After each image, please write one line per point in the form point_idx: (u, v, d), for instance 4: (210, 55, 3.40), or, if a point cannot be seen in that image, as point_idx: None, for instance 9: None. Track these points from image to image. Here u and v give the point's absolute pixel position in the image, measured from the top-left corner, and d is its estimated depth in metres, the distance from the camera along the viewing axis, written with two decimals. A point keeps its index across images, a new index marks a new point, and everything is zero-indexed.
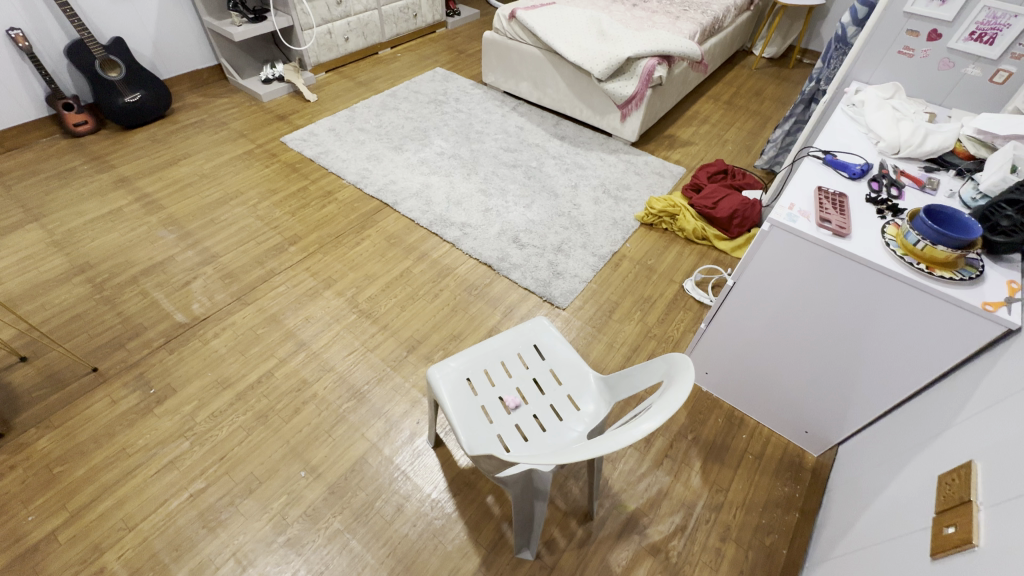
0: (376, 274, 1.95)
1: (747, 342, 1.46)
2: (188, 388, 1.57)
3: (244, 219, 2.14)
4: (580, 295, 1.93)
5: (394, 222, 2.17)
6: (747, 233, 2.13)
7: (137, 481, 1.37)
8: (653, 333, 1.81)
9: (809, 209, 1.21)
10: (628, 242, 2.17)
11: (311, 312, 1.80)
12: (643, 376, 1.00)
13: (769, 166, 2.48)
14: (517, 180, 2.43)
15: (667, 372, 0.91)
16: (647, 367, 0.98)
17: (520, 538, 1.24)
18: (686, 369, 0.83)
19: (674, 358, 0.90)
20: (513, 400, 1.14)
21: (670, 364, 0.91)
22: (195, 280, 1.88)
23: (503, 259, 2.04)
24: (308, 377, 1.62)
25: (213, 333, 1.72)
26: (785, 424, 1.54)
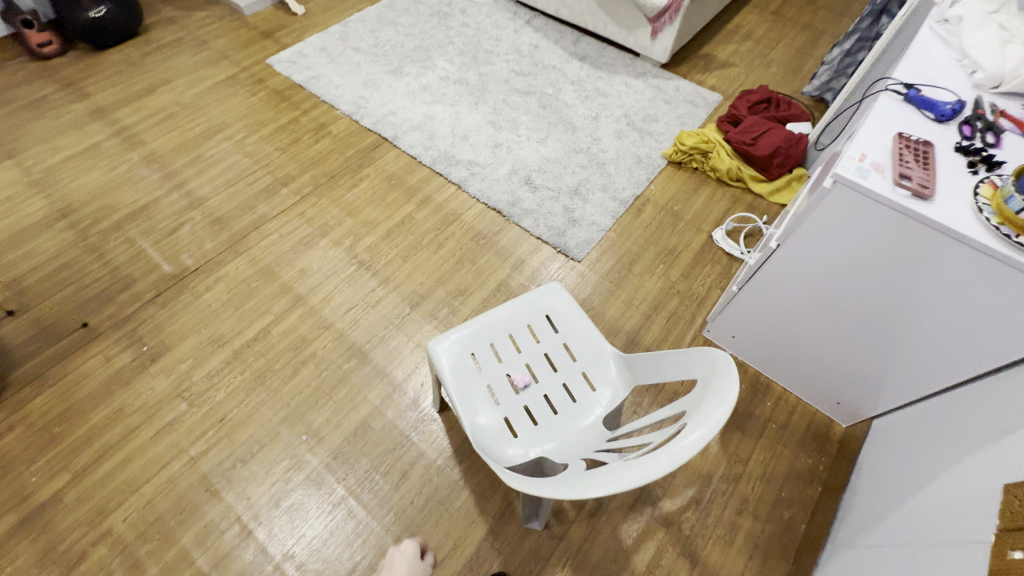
0: (375, 221, 1.79)
1: (784, 310, 1.31)
2: (183, 347, 1.49)
3: (231, 156, 1.95)
4: (597, 246, 1.76)
5: (394, 161, 1.97)
6: (786, 176, 1.91)
7: (138, 443, 1.34)
8: (675, 289, 1.67)
9: (885, 161, 1.00)
10: (653, 183, 1.95)
11: (307, 263, 1.68)
12: (674, 365, 0.87)
13: (819, 93, 2.18)
14: (530, 110, 2.17)
15: (704, 370, 0.78)
16: (680, 359, 0.84)
17: (527, 511, 1.19)
18: (727, 373, 0.69)
19: (714, 356, 0.75)
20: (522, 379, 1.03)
21: (707, 361, 0.77)
22: (183, 226, 1.75)
23: (514, 203, 1.85)
24: (307, 335, 1.53)
25: (205, 286, 1.61)
26: (814, 394, 1.43)
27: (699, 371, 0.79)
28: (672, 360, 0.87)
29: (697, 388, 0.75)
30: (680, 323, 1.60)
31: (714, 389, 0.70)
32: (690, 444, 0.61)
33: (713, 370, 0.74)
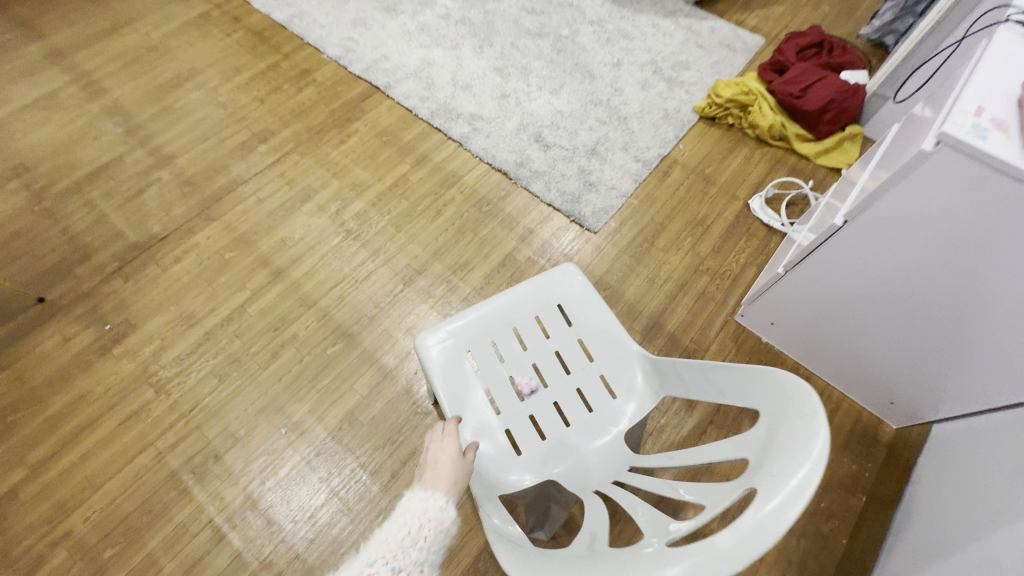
0: (365, 184, 1.58)
1: (841, 297, 1.11)
2: (150, 326, 1.34)
3: (203, 108, 1.72)
4: (616, 214, 1.55)
5: (386, 114, 1.73)
6: (837, 134, 1.65)
7: (100, 434, 1.20)
8: (705, 266, 1.46)
9: (1008, 117, 0.76)
10: (682, 142, 1.70)
11: (288, 232, 1.49)
12: (725, 383, 0.69)
13: (879, 36, 1.88)
14: (543, 55, 1.89)
15: (769, 397, 0.59)
16: (737, 378, 0.66)
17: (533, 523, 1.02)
18: (809, 412, 0.50)
19: (786, 382, 0.57)
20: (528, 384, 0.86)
21: (777, 388, 0.58)
22: (149, 188, 1.56)
23: (523, 164, 1.63)
24: (287, 314, 1.37)
25: (174, 257, 1.44)
26: (863, 391, 1.25)
27: (763, 400, 0.60)
28: (723, 378, 0.68)
29: (763, 425, 0.57)
30: (709, 306, 1.40)
31: (790, 433, 0.51)
32: (768, 522, 0.43)
33: (786, 405, 0.55)
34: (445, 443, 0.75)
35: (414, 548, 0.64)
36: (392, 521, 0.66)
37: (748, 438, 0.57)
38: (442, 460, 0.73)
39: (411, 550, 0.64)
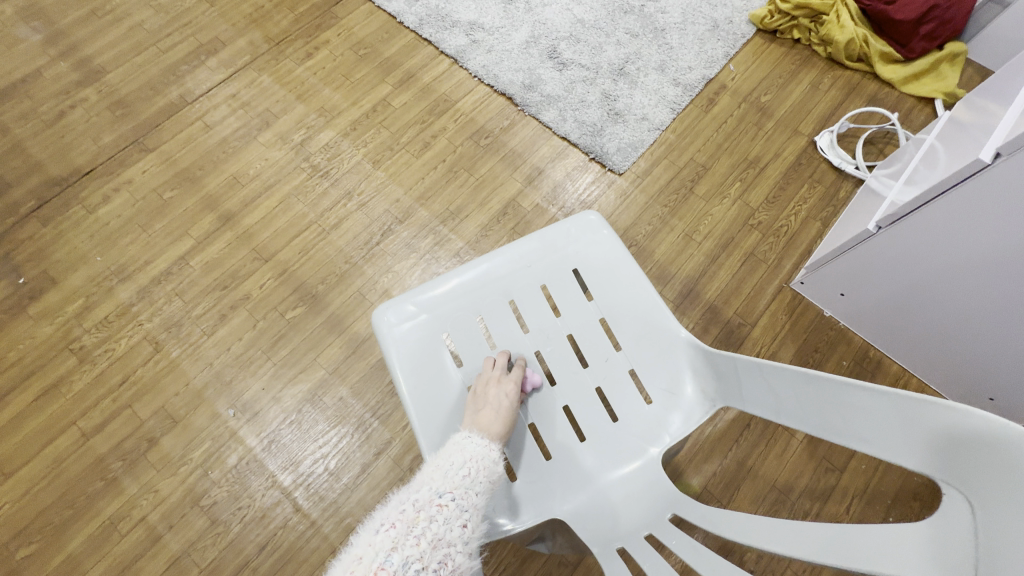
0: (336, 109, 1.28)
1: (955, 270, 0.83)
2: (73, 280, 1.10)
3: (139, 10, 1.40)
4: (647, 151, 1.24)
5: (364, 21, 1.40)
6: (934, 53, 1.29)
7: (13, 411, 1.00)
8: (756, 220, 1.17)
9: None
10: (733, 62, 1.36)
11: (241, 168, 1.21)
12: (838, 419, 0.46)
13: None
14: None
15: (964, 471, 0.37)
16: (868, 417, 0.43)
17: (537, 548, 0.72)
18: None
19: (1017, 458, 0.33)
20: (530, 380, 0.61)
21: (1001, 465, 0.34)
22: (74, 110, 1.27)
23: (532, 86, 1.30)
24: (239, 269, 1.12)
25: (102, 197, 1.18)
26: (952, 382, 1.00)
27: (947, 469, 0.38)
28: (856, 415, 0.44)
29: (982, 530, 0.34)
30: (759, 270, 1.13)
31: None
32: None
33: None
34: (506, 382, 0.60)
35: (476, 489, 0.51)
36: (443, 454, 0.53)
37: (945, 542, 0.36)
38: (503, 403, 0.58)
39: (474, 491, 0.50)
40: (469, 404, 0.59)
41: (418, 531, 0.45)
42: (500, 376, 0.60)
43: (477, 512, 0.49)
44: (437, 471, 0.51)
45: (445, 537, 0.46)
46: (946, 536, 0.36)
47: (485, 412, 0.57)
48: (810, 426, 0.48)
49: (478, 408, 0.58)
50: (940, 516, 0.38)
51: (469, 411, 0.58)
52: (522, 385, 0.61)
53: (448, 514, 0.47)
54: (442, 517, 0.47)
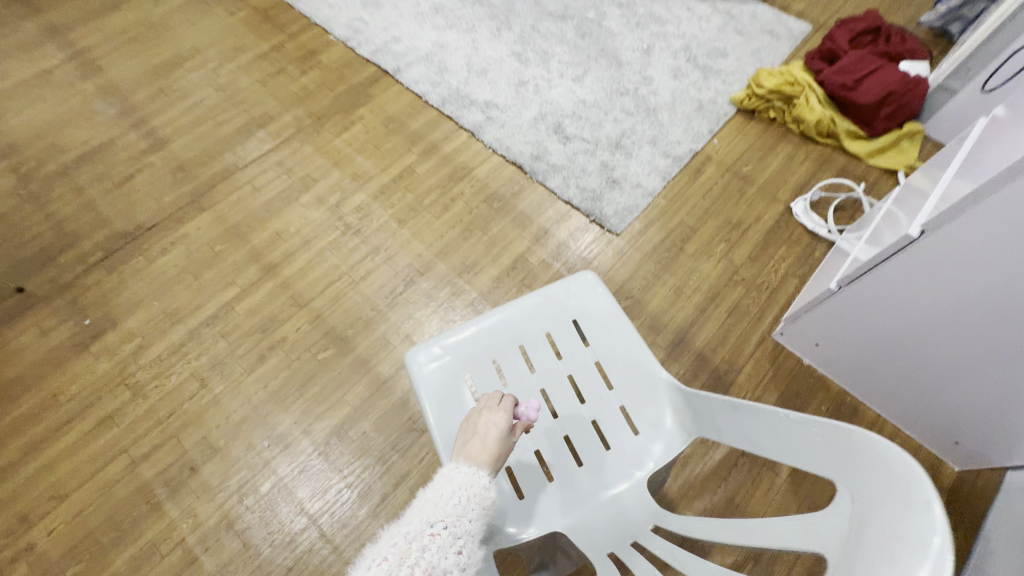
0: (368, 175, 1.46)
1: (908, 323, 0.95)
2: (130, 322, 1.24)
3: (201, 89, 1.63)
4: (641, 214, 1.40)
5: (394, 100, 1.61)
6: (894, 131, 1.47)
7: (71, 439, 1.11)
8: (740, 276, 1.31)
9: None
10: (717, 137, 1.54)
11: (283, 225, 1.38)
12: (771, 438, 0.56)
13: (943, 23, 1.68)
14: (566, 40, 1.74)
15: (848, 471, 0.46)
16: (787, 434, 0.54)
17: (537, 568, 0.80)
18: (914, 499, 0.37)
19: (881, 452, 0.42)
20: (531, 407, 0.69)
21: (863, 459, 0.44)
22: (140, 173, 1.46)
23: (539, 157, 1.49)
24: (277, 314, 1.26)
25: (161, 248, 1.34)
26: (921, 426, 1.09)
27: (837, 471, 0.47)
28: (780, 432, 0.54)
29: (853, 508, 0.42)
30: (744, 321, 1.25)
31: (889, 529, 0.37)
32: None
33: (878, 486, 0.41)
34: (494, 412, 0.67)
35: (468, 516, 0.55)
36: (436, 488, 0.58)
37: (831, 528, 0.44)
38: (490, 432, 0.65)
39: (466, 519, 0.55)
40: (460, 437, 0.66)
41: (412, 560, 0.49)
42: (488, 409, 0.68)
43: (469, 539, 0.53)
44: (430, 504, 0.55)
45: (439, 564, 0.50)
46: (827, 521, 0.45)
47: (474, 443, 0.64)
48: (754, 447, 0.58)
49: (468, 441, 0.64)
50: (831, 504, 0.46)
51: (461, 444, 0.65)
52: (512, 412, 0.68)
53: (441, 542, 0.51)
54: (435, 545, 0.51)
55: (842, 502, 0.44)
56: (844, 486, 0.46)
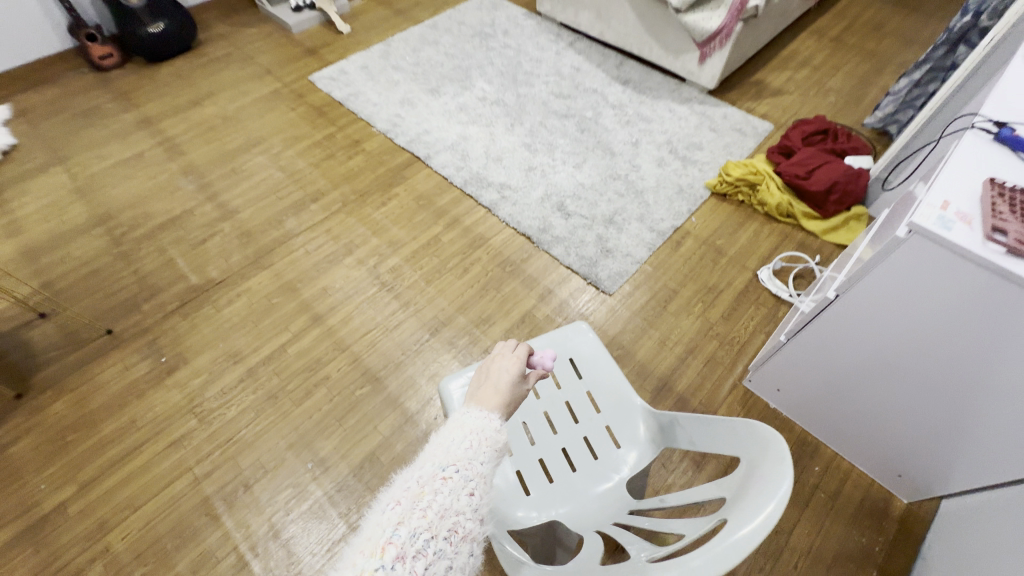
0: (401, 242, 1.75)
1: (841, 369, 1.17)
2: (199, 360, 1.48)
3: (266, 170, 1.97)
4: (631, 279, 1.66)
5: (424, 181, 1.93)
6: (844, 213, 1.75)
7: (145, 458, 1.31)
8: (715, 332, 1.53)
9: (971, 211, 0.85)
10: (695, 215, 1.83)
11: (329, 281, 1.65)
12: (705, 435, 0.77)
13: (882, 125, 1.99)
14: (568, 134, 2.09)
15: (748, 448, 0.66)
16: (714, 430, 0.75)
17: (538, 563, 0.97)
18: (776, 456, 0.59)
19: (765, 434, 0.63)
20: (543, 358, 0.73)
21: (754, 437, 0.66)
22: (213, 237, 1.75)
23: (545, 230, 1.77)
24: (323, 356, 1.49)
25: (227, 299, 1.60)
26: (871, 460, 1.28)
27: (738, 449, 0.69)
28: (711, 429, 0.75)
29: (744, 469, 0.63)
30: (718, 370, 1.46)
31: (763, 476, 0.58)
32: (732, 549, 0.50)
33: (761, 452, 0.62)
34: (508, 363, 0.66)
35: (480, 458, 0.54)
36: (447, 432, 0.56)
37: (728, 481, 0.64)
38: (503, 379, 0.64)
39: (478, 460, 0.54)
40: (473, 384, 0.65)
41: (425, 504, 0.49)
42: (502, 359, 0.67)
43: (483, 480, 0.53)
44: (442, 446, 0.54)
45: (452, 506, 0.50)
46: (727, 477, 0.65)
47: (487, 389, 0.63)
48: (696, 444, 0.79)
49: (480, 387, 0.63)
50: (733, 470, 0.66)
51: (473, 390, 0.64)
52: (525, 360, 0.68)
53: (453, 486, 0.51)
54: (448, 488, 0.50)
55: (739, 468, 0.65)
56: (744, 459, 0.67)
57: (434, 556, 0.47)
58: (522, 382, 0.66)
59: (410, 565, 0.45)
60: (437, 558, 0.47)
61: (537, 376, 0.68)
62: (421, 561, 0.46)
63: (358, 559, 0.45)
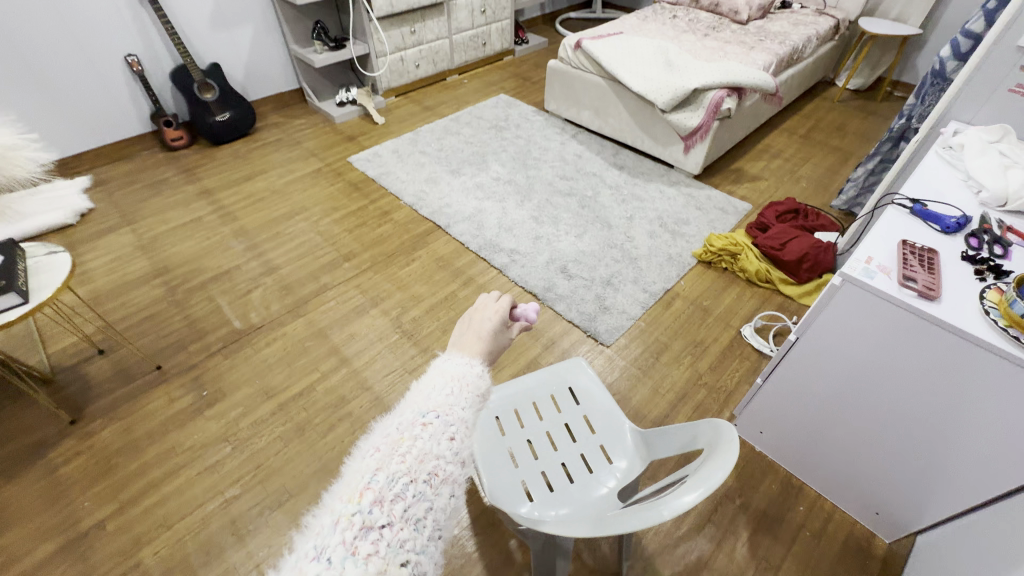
0: (421, 297, 1.97)
1: (810, 408, 1.31)
2: (237, 394, 1.64)
3: (306, 234, 2.25)
4: (626, 332, 1.84)
5: (444, 245, 2.20)
6: (817, 280, 1.95)
7: (180, 481, 1.43)
8: (703, 382, 1.68)
9: (890, 264, 1.07)
10: (683, 279, 2.05)
11: (356, 329, 1.85)
12: (678, 440, 0.94)
13: (848, 207, 2.24)
14: (570, 209, 2.39)
15: (706, 440, 0.83)
16: (683, 434, 0.91)
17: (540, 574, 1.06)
18: (725, 441, 0.76)
19: (721, 426, 0.80)
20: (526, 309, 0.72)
21: (710, 431, 0.83)
22: (256, 289, 1.99)
23: (549, 289, 2.00)
24: (347, 394, 1.65)
25: (265, 342, 1.80)
26: (849, 500, 1.37)
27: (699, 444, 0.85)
28: (681, 435, 0.92)
29: (702, 456, 0.79)
30: (707, 415, 1.59)
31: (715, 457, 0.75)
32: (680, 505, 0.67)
33: (715, 441, 0.79)
34: (491, 312, 0.67)
35: (461, 405, 0.54)
36: (428, 379, 0.57)
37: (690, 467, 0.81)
38: (485, 326, 0.65)
39: (459, 406, 0.54)
40: (456, 332, 0.65)
41: (404, 449, 0.49)
42: (485, 309, 0.68)
43: (464, 426, 0.53)
44: (423, 395, 0.55)
45: (433, 451, 0.50)
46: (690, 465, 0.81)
47: (470, 337, 0.64)
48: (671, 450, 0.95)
49: (463, 335, 0.64)
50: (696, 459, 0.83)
51: (457, 337, 0.65)
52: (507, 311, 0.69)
53: (433, 431, 0.51)
54: (427, 434, 0.50)
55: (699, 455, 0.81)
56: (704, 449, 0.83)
57: (414, 498, 0.47)
58: (504, 331, 0.67)
59: (388, 508, 0.46)
60: (416, 500, 0.47)
61: (521, 327, 0.68)
62: (400, 504, 0.47)
63: (339, 504, 0.47)
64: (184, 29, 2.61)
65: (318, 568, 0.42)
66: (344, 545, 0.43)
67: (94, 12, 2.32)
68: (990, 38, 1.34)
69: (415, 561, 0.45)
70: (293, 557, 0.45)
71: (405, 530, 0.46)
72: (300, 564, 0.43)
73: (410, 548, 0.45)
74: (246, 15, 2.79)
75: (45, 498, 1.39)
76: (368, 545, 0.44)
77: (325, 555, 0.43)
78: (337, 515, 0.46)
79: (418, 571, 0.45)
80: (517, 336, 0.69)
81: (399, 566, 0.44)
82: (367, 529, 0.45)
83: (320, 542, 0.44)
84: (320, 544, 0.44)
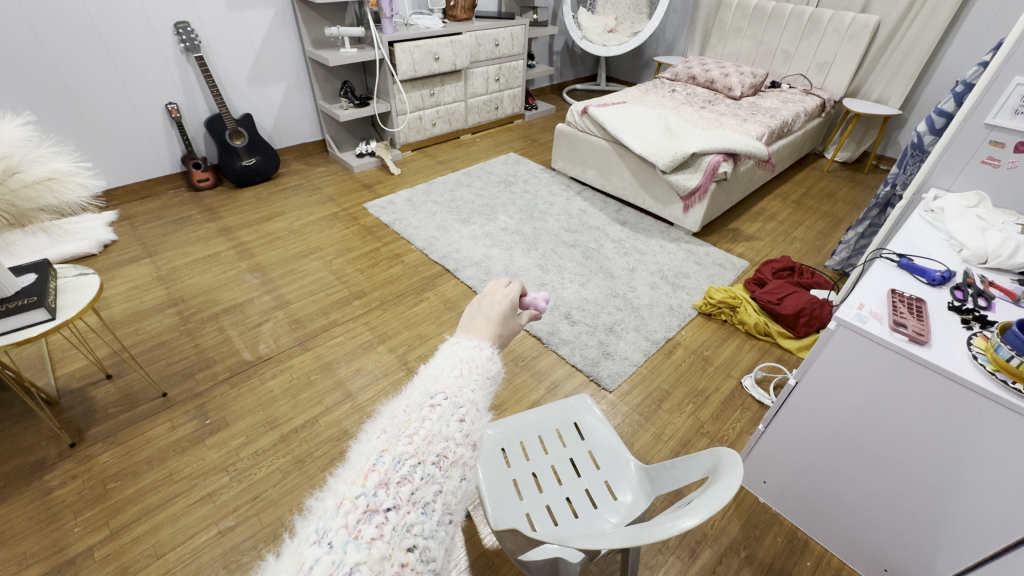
0: (428, 335, 2.01)
1: (812, 455, 1.31)
2: (240, 423, 1.64)
3: (319, 272, 2.33)
4: (628, 378, 1.87)
5: (451, 288, 2.27)
6: (813, 334, 2.00)
7: (174, 510, 1.40)
8: (705, 429, 1.68)
9: (881, 311, 1.14)
10: (683, 329, 2.11)
11: (362, 364, 1.87)
12: (682, 467, 0.95)
13: (841, 267, 2.33)
14: (574, 259, 2.48)
15: (709, 466, 0.85)
16: (687, 459, 0.93)
17: None
18: (732, 463, 0.79)
19: (724, 453, 0.83)
20: (540, 298, 0.78)
21: (715, 454, 0.86)
22: (266, 322, 2.04)
23: (553, 334, 2.04)
24: (349, 428, 1.64)
25: (271, 374, 1.82)
26: (858, 556, 1.34)
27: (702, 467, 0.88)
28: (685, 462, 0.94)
29: (705, 482, 0.81)
30: None
31: (717, 478, 0.79)
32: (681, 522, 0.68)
33: (718, 465, 0.82)
34: (500, 297, 0.70)
35: (470, 387, 0.54)
36: (437, 363, 0.57)
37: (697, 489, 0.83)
38: (496, 310, 0.67)
39: (468, 389, 0.53)
40: (465, 315, 0.67)
41: (411, 431, 0.48)
42: (495, 293, 0.71)
43: (473, 408, 0.52)
44: (432, 378, 0.54)
45: (441, 432, 0.49)
46: None
47: (479, 320, 0.66)
48: (676, 480, 0.96)
49: (473, 318, 0.66)
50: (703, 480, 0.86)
51: (466, 319, 0.66)
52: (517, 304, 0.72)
53: (442, 413, 0.50)
54: (435, 416, 0.49)
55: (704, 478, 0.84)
56: (707, 472, 0.85)
57: (421, 481, 0.46)
58: (512, 317, 0.69)
59: (395, 490, 0.44)
60: (424, 483, 0.46)
61: (529, 314, 0.71)
62: (407, 486, 0.45)
63: (344, 487, 0.45)
64: (224, 83, 2.84)
65: (318, 552, 0.39)
66: (347, 529, 0.41)
67: (145, 64, 2.55)
68: (959, 115, 1.49)
69: (422, 546, 0.43)
70: (294, 542, 0.43)
71: (412, 513, 0.44)
72: (302, 549, 0.41)
73: (417, 533, 0.43)
74: (281, 73, 3.04)
75: (36, 521, 1.36)
76: (372, 528, 0.42)
77: (327, 539, 0.40)
78: (341, 498, 0.44)
79: (426, 557, 0.42)
80: (525, 322, 0.72)
81: (405, 551, 0.42)
82: (371, 512, 0.42)
83: (323, 525, 0.42)
84: (323, 528, 0.42)
